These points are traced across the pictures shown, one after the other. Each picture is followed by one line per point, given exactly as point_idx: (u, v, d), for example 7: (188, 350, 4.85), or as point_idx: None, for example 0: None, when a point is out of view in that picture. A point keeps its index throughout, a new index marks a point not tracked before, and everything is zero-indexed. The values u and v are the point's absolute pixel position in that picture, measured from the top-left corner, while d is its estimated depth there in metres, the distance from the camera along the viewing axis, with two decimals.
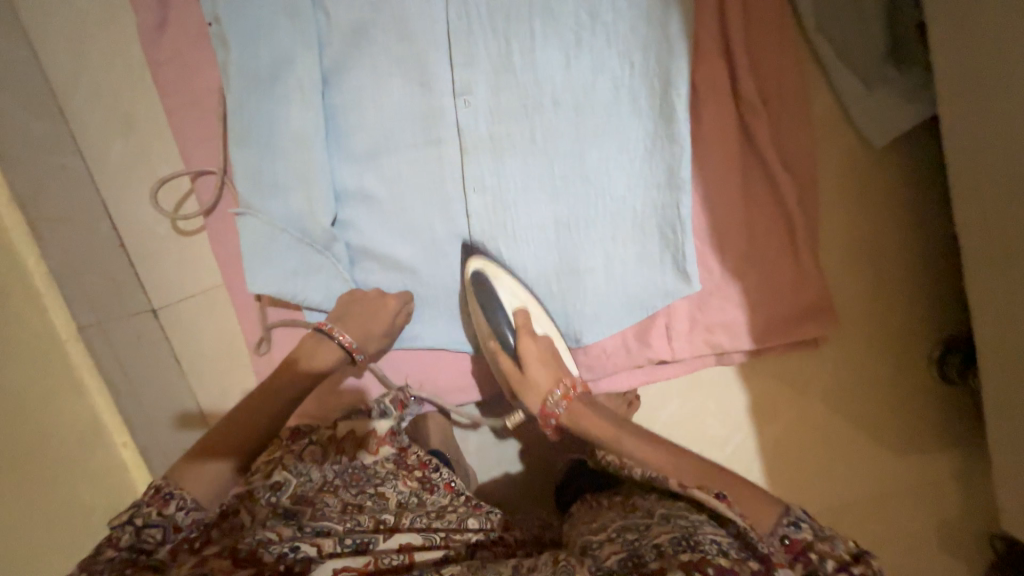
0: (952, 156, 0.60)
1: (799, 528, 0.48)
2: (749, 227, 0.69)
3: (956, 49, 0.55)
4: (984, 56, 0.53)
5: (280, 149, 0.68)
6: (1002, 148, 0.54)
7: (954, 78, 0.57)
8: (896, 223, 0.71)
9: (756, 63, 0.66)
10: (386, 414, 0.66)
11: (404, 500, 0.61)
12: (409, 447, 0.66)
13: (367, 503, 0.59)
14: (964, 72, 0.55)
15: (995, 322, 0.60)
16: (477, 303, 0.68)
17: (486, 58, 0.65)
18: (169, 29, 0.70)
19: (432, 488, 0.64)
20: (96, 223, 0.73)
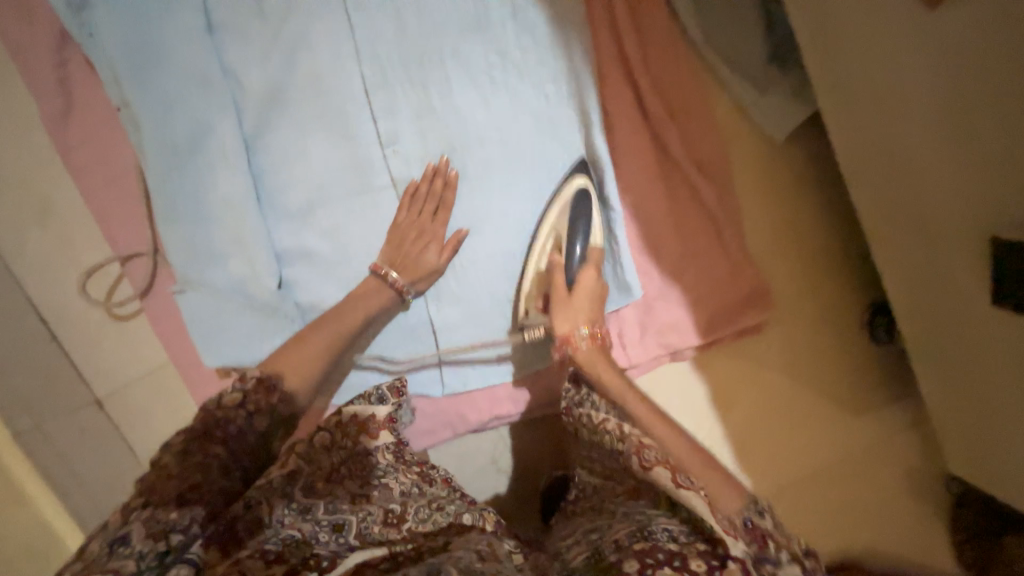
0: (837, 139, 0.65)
1: (762, 515, 0.45)
2: (680, 229, 0.73)
3: (817, 48, 0.61)
4: (837, 56, 0.59)
5: (209, 218, 0.67)
6: (872, 130, 0.60)
7: (824, 74, 0.62)
8: (809, 206, 0.77)
9: (657, 79, 0.71)
10: (384, 401, 0.63)
11: (407, 490, 0.57)
12: (405, 442, 0.64)
13: (374, 493, 0.55)
14: (826, 62, 0.60)
15: (901, 282, 0.66)
16: (563, 208, 0.68)
17: (405, 104, 0.68)
18: (75, 114, 0.69)
19: (430, 481, 0.60)
20: (21, 321, 0.70)
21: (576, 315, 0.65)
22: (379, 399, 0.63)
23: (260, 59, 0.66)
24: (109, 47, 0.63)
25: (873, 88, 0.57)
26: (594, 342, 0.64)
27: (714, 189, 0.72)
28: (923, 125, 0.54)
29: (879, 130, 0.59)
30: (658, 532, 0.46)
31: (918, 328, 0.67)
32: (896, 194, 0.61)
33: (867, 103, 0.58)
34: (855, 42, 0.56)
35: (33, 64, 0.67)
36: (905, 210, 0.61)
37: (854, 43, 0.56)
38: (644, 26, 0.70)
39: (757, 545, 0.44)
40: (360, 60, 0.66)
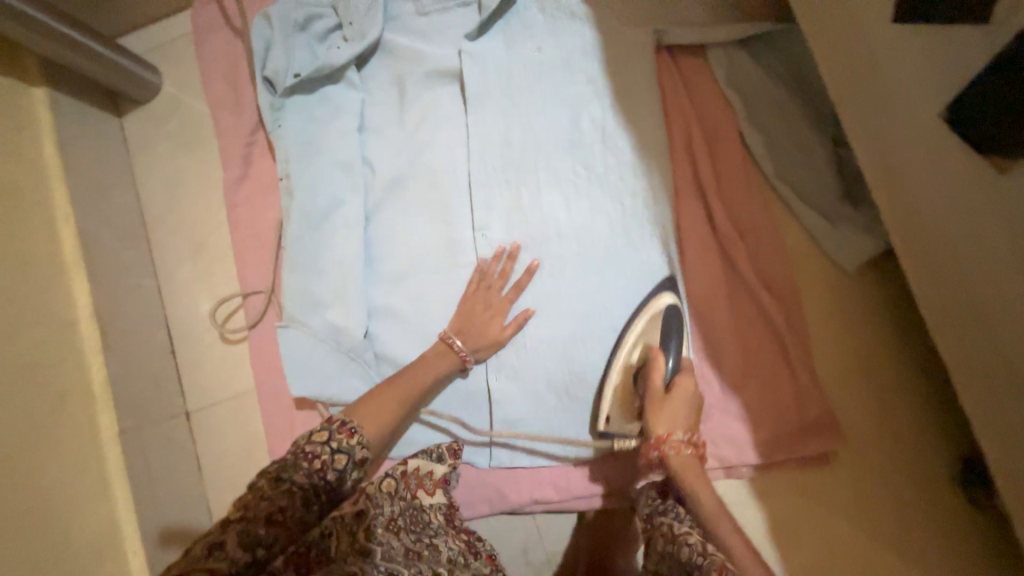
0: (913, 276, 0.65)
1: None
2: (742, 341, 0.74)
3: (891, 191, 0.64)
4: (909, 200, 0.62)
5: (322, 271, 0.80)
6: (951, 269, 0.59)
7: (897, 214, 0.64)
8: (885, 338, 0.74)
9: (727, 203, 0.77)
10: (442, 459, 0.68)
11: (454, 556, 0.58)
12: (456, 507, 0.67)
13: (424, 551, 0.56)
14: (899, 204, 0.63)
15: (999, 437, 0.59)
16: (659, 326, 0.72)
17: (499, 200, 0.79)
18: (246, 180, 0.88)
19: (475, 553, 0.61)
20: (155, 333, 0.85)
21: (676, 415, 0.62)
22: (437, 457, 0.68)
23: (392, 154, 0.82)
24: (287, 136, 0.82)
25: (948, 231, 0.58)
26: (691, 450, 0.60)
27: (779, 309, 0.74)
28: (1000, 279, 0.53)
29: (958, 271, 0.58)
30: None
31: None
32: (984, 339, 0.57)
33: (942, 245, 0.59)
34: (926, 190, 0.59)
35: (229, 142, 0.88)
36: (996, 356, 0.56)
37: (925, 191, 0.59)
38: (718, 157, 0.78)
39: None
40: (469, 162, 0.80)
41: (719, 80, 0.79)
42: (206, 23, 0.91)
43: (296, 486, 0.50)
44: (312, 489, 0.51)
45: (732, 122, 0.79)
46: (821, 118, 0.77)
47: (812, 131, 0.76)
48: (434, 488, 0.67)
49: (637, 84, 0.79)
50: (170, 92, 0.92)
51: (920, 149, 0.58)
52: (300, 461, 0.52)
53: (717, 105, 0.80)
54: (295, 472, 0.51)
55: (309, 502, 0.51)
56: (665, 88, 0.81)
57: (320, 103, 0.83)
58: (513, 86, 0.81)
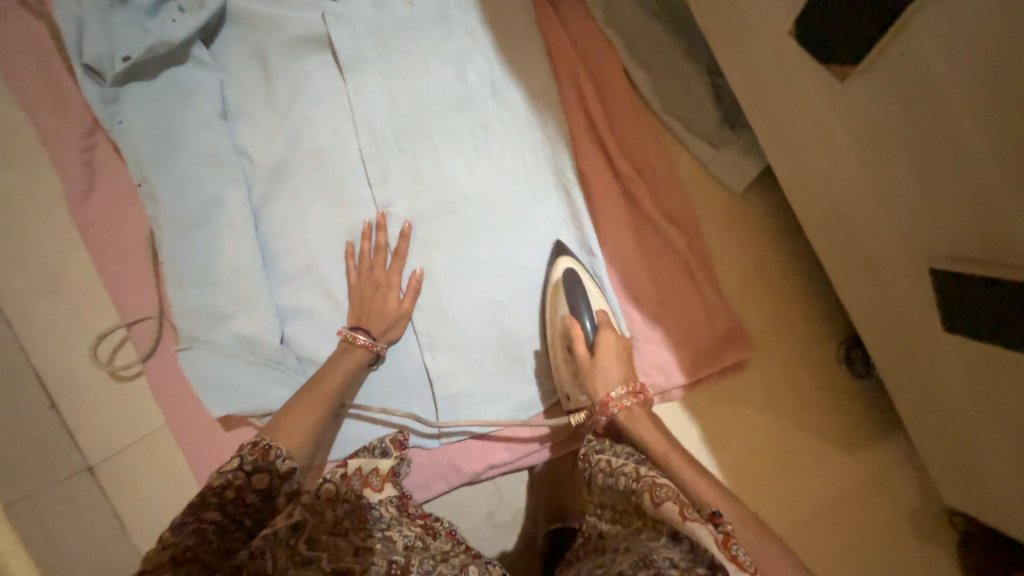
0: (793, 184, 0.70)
1: (802, 557, 0.50)
2: (656, 274, 0.78)
3: (761, 112, 0.68)
4: (777, 117, 0.66)
5: (216, 281, 0.72)
6: (824, 173, 0.65)
7: (769, 133, 0.69)
8: (774, 248, 0.82)
9: (624, 143, 0.79)
10: (387, 453, 0.65)
11: (410, 543, 0.58)
12: (408, 496, 0.66)
13: (377, 545, 0.56)
14: (772, 121, 0.68)
15: (881, 311, 0.67)
16: (565, 300, 0.71)
17: (397, 172, 0.75)
18: (96, 192, 0.75)
19: (434, 534, 0.61)
20: (23, 388, 0.72)
21: (610, 373, 0.66)
22: (382, 452, 0.65)
23: (268, 138, 0.74)
24: (133, 133, 0.70)
25: (814, 140, 0.63)
26: (633, 398, 0.64)
27: (684, 238, 0.79)
28: (857, 185, 0.61)
29: (829, 174, 0.64)
30: (659, 560, 0.47)
31: (906, 356, 0.68)
32: (858, 230, 0.64)
33: (812, 152, 0.64)
34: (792, 106, 0.63)
35: (62, 150, 0.74)
36: (869, 242, 0.64)
37: (791, 106, 0.63)
38: (609, 98, 0.79)
39: (790, 571, 0.49)
40: (358, 136, 0.74)
41: (597, 20, 0.79)
42: None
43: (205, 521, 0.48)
44: (232, 516, 0.50)
45: (616, 62, 0.79)
46: (696, 48, 0.79)
47: (689, 62, 0.79)
48: (382, 483, 0.64)
49: (519, 34, 0.77)
50: None
51: (781, 71, 0.62)
52: (210, 498, 0.49)
53: (600, 45, 0.79)
54: (208, 509, 0.49)
55: (233, 527, 0.50)
56: (546, 33, 0.78)
57: (167, 89, 0.72)
58: (389, 48, 0.75)
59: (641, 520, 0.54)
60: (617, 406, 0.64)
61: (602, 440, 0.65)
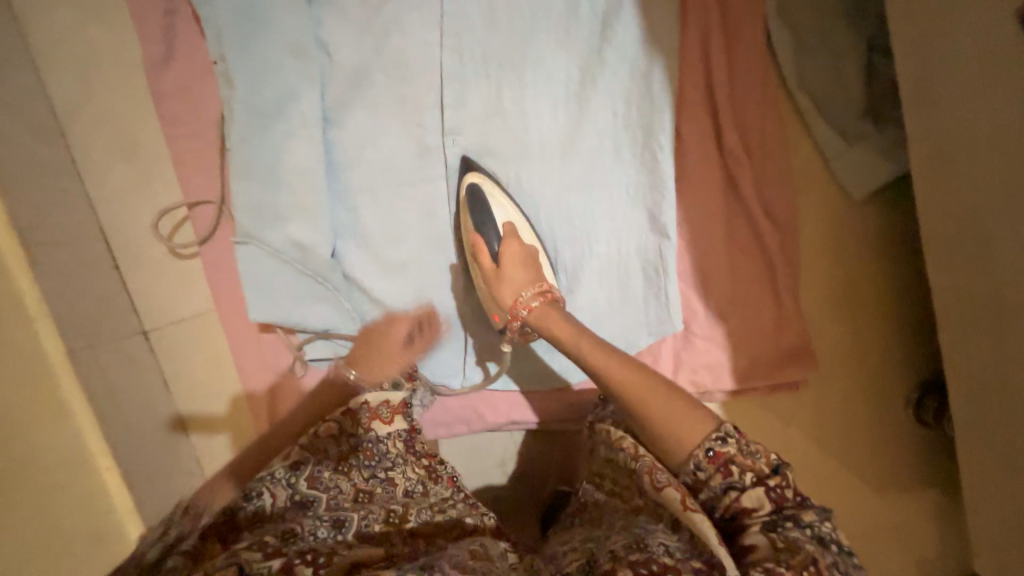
0: (930, 196, 0.59)
1: (725, 441, 0.46)
2: (732, 268, 0.71)
3: (925, 101, 0.57)
4: (944, 111, 0.55)
5: (277, 182, 0.70)
6: (978, 186, 0.53)
7: (924, 128, 0.57)
8: (875, 269, 0.72)
9: (739, 114, 0.68)
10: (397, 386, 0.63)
11: (410, 488, 0.59)
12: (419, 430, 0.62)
13: (378, 490, 0.57)
14: (935, 116, 0.56)
15: (986, 365, 0.57)
16: None
17: (477, 100, 0.68)
18: (172, 63, 0.72)
19: (435, 478, 0.61)
20: (91, 245, 0.75)
21: (513, 276, 0.62)
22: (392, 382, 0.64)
23: (351, 37, 0.68)
24: (218, 6, 0.66)
25: (981, 147, 0.52)
26: (543, 299, 0.59)
27: (777, 237, 0.70)
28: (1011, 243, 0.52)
29: (981, 186, 0.53)
30: (654, 545, 0.43)
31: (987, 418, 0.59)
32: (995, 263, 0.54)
33: (973, 161, 0.53)
34: (972, 100, 0.52)
35: (144, 9, 0.70)
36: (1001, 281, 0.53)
37: (971, 99, 0.52)
38: (736, 57, 0.67)
39: (721, 470, 0.45)
40: (444, 52, 0.67)
41: None
42: None
43: None
44: None
45: (758, 13, 0.66)
46: (859, 12, 0.65)
47: (847, 29, 0.65)
48: (393, 414, 0.61)
49: None
50: None
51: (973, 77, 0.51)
52: None
53: None
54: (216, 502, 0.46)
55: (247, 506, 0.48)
56: None
57: None
58: None
59: (642, 501, 0.50)
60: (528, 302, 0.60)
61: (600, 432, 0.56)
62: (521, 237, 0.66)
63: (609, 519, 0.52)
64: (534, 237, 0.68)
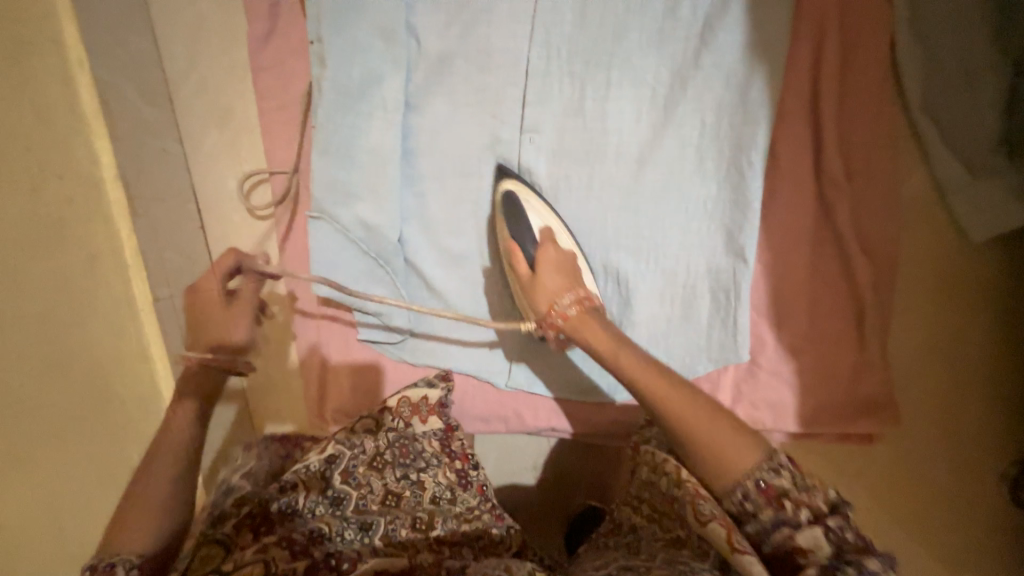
0: None
1: (778, 473, 0.45)
2: (814, 302, 0.65)
3: None
4: None
5: (355, 160, 0.71)
6: None
7: None
8: (983, 324, 0.64)
9: (844, 135, 0.62)
10: (435, 384, 0.66)
11: (439, 493, 0.60)
12: (454, 430, 0.65)
13: (407, 493, 0.58)
14: None
15: None
16: None
17: (558, 97, 0.67)
18: (273, 38, 0.76)
19: (465, 485, 0.61)
20: (184, 204, 0.80)
21: (554, 290, 0.60)
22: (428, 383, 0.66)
23: (442, 25, 0.68)
24: None
25: None
26: (580, 307, 0.60)
27: (871, 275, 0.63)
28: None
29: None
30: None
31: None
32: None
33: None
34: None
35: None
36: None
37: None
38: (849, 72, 0.61)
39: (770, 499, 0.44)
40: (532, 44, 0.66)
41: None
42: None
43: None
44: None
45: (882, 24, 0.59)
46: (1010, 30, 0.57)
47: (991, 49, 0.57)
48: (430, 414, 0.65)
49: None
50: None
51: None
52: None
53: None
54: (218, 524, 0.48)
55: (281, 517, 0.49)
56: None
57: None
58: None
59: (685, 533, 0.49)
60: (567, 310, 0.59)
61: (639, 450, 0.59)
62: (559, 242, 0.65)
63: (648, 550, 0.51)
64: (573, 244, 0.66)
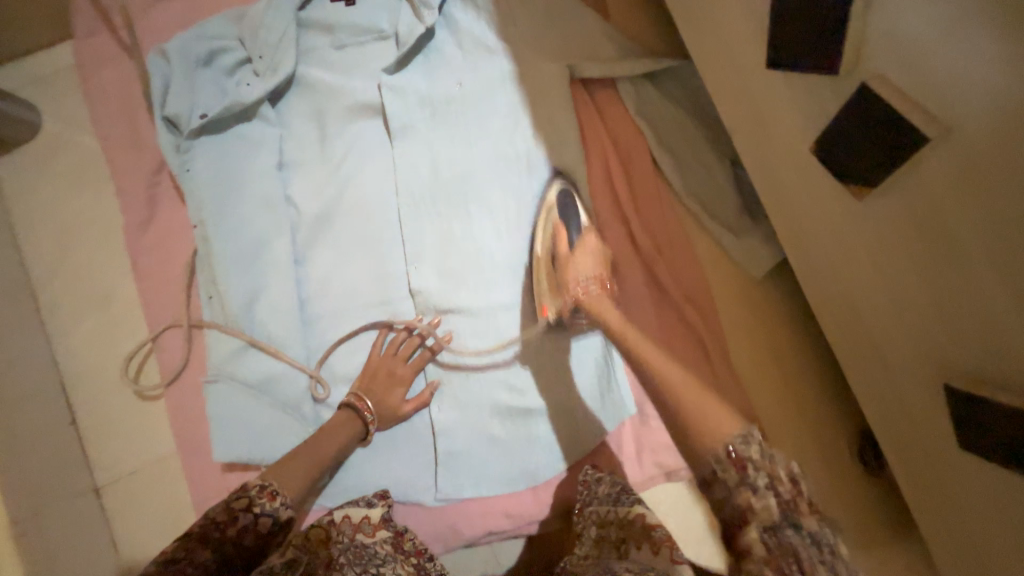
0: (798, 263, 0.71)
1: (746, 443, 0.47)
2: (670, 348, 0.79)
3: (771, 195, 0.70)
4: (785, 204, 0.68)
5: (258, 319, 0.76)
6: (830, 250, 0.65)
7: (780, 211, 0.70)
8: (790, 333, 0.82)
9: (645, 221, 0.82)
10: (373, 504, 0.68)
11: None
12: (405, 532, 0.66)
13: None
14: (783, 204, 0.69)
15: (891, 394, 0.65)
16: None
17: (430, 232, 0.79)
18: (150, 226, 0.80)
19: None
20: (50, 404, 0.76)
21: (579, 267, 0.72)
22: (368, 503, 0.68)
23: (317, 192, 0.80)
24: (199, 180, 0.76)
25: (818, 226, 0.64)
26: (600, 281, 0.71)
27: (700, 317, 0.80)
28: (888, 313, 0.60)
29: (826, 250, 0.65)
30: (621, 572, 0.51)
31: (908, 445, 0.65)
32: (864, 306, 0.63)
33: (814, 240, 0.66)
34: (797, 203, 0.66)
35: (128, 185, 0.80)
36: (865, 317, 0.64)
37: (797, 203, 0.66)
38: (635, 178, 0.83)
39: (735, 470, 0.47)
40: (399, 197, 0.79)
41: (630, 106, 0.83)
42: (89, 56, 0.82)
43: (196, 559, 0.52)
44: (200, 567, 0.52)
45: (643, 145, 0.83)
46: (721, 137, 0.83)
47: (714, 152, 0.83)
48: (375, 528, 0.66)
49: (557, 111, 0.81)
50: (54, 130, 0.84)
51: (791, 167, 0.64)
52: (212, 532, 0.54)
53: (630, 129, 0.84)
54: (206, 542, 0.53)
55: (224, 568, 0.54)
56: (581, 116, 0.83)
57: (234, 142, 0.78)
58: (436, 122, 0.81)
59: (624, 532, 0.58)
60: (586, 290, 0.70)
61: (590, 487, 0.67)
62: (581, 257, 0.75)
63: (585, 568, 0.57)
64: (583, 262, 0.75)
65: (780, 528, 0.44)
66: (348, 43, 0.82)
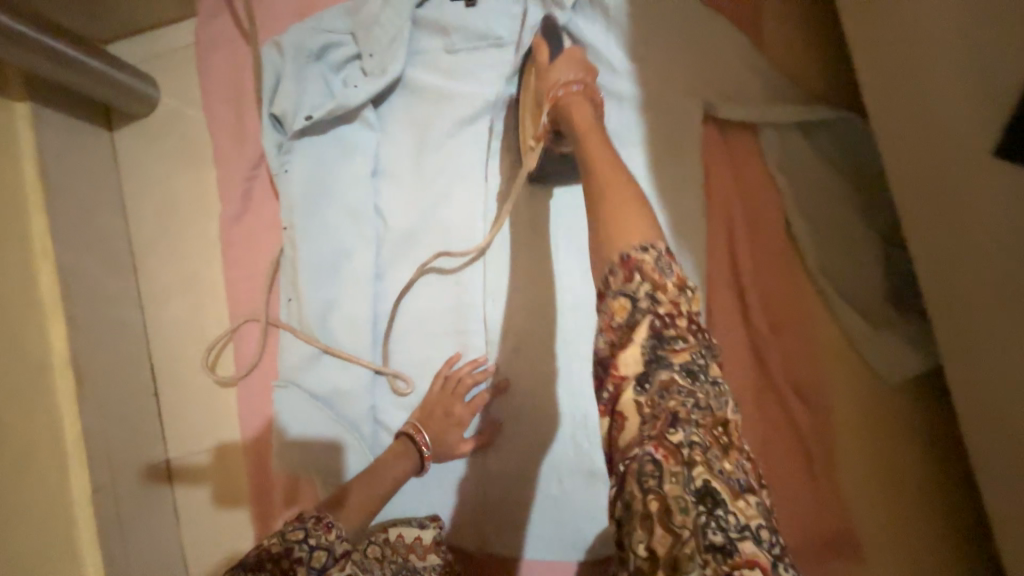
0: (960, 387, 0.58)
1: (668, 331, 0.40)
2: (765, 442, 0.69)
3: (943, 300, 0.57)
4: (960, 316, 0.56)
5: (331, 329, 0.75)
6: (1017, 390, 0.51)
7: (950, 321, 0.57)
8: (915, 453, 0.68)
9: (762, 291, 0.71)
10: (425, 525, 0.68)
11: None
12: (452, 562, 0.67)
13: None
14: (958, 316, 0.56)
15: None
16: None
17: (517, 267, 0.73)
18: (244, 216, 0.80)
19: None
20: (138, 374, 0.80)
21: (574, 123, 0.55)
22: (420, 523, 0.68)
23: (405, 207, 0.76)
24: (294, 180, 0.75)
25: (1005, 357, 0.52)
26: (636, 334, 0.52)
27: (807, 414, 0.69)
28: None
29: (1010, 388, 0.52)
30: None
31: None
32: None
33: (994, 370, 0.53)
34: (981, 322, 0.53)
35: (230, 174, 0.80)
36: None
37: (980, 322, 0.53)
38: (759, 239, 0.71)
39: (624, 277, 0.41)
40: (488, 224, 0.73)
41: (768, 155, 0.71)
42: (210, 38, 0.82)
43: None
44: None
45: (775, 202, 0.71)
46: (874, 207, 0.70)
47: (863, 225, 0.69)
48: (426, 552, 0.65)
49: (681, 152, 0.71)
50: (171, 107, 0.85)
51: (986, 279, 0.51)
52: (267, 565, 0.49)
53: (762, 182, 0.72)
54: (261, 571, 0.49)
55: None
56: (707, 159, 0.72)
57: (333, 144, 0.75)
58: None
59: None
60: (564, 90, 0.56)
61: None
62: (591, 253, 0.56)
63: None
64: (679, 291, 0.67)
65: (660, 382, 0.38)
66: (461, 47, 0.76)
